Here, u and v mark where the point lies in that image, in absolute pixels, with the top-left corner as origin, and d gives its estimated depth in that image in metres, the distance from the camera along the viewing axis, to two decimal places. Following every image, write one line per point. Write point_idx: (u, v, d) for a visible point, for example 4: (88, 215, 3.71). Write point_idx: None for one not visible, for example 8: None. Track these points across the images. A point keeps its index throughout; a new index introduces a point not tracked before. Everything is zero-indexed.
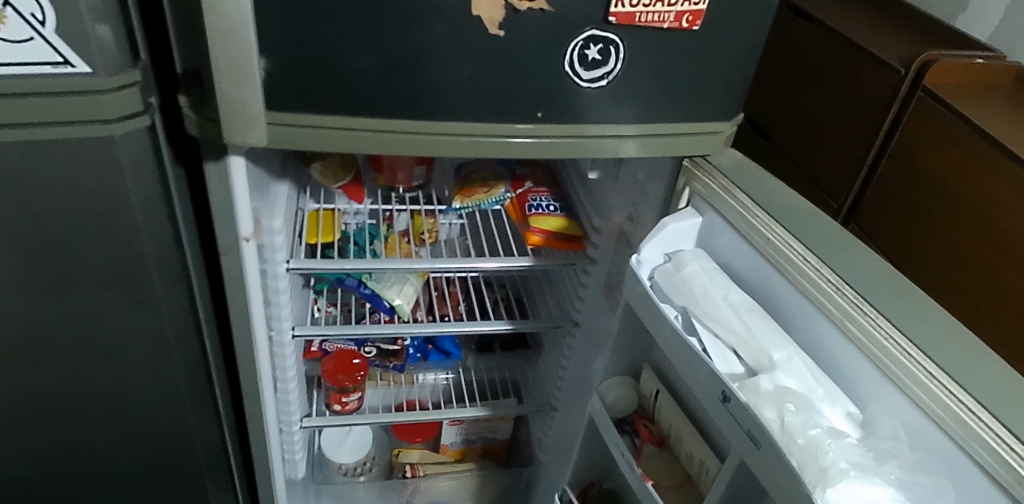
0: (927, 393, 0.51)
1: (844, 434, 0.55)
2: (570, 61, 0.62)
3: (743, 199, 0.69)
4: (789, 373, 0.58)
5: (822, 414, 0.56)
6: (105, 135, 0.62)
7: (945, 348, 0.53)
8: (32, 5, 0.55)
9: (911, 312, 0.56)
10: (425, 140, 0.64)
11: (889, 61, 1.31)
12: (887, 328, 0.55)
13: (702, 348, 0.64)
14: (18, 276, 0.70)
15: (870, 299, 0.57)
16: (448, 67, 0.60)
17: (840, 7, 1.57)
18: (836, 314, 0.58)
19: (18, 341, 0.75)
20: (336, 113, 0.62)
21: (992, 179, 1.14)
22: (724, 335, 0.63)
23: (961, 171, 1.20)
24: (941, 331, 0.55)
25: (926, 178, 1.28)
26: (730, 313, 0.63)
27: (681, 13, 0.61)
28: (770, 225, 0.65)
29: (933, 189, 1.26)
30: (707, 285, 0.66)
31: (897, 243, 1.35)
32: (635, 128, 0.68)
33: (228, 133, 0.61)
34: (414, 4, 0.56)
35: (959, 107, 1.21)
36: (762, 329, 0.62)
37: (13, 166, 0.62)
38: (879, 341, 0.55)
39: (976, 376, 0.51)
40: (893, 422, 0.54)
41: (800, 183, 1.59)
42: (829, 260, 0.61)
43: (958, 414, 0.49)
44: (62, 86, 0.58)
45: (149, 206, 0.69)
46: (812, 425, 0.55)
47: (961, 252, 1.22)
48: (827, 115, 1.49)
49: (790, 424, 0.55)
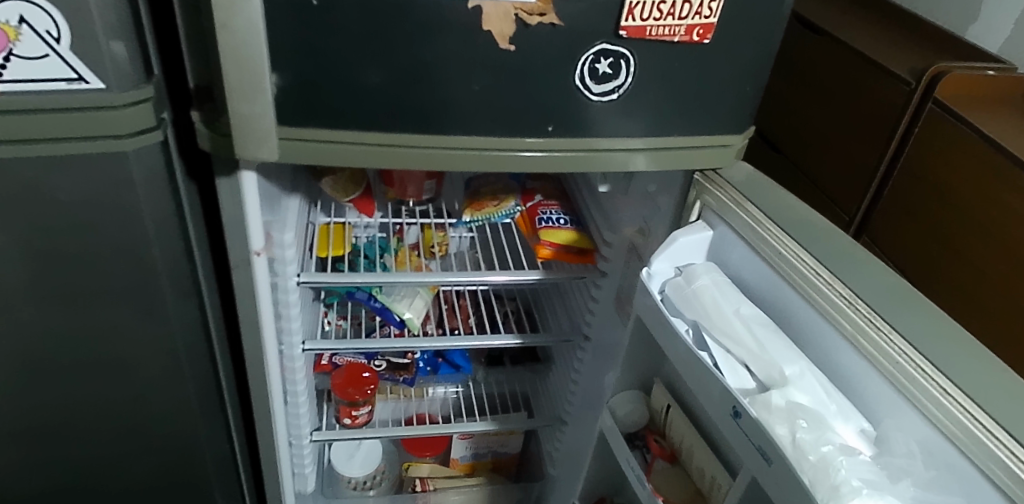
0: (939, 408, 0.50)
1: (857, 451, 0.54)
2: (581, 75, 0.62)
3: (754, 212, 0.68)
4: (802, 389, 0.57)
5: (835, 431, 0.55)
6: (118, 150, 0.63)
7: (959, 362, 0.52)
8: (47, 22, 0.55)
9: (928, 326, 0.56)
10: (436, 154, 0.64)
11: (900, 73, 1.30)
12: (899, 342, 0.54)
13: (714, 363, 0.63)
14: (32, 292, 0.70)
15: (882, 314, 0.56)
16: (459, 82, 0.60)
17: (850, 19, 1.56)
18: (849, 329, 0.58)
19: (30, 354, 0.75)
20: (348, 128, 0.62)
21: (995, 183, 1.15)
22: (735, 349, 0.62)
23: (966, 179, 1.20)
24: (955, 344, 0.54)
25: (937, 189, 1.27)
26: (742, 327, 0.63)
27: (691, 26, 0.61)
28: (780, 238, 0.65)
29: (939, 197, 1.26)
30: (719, 299, 0.65)
31: (907, 250, 1.34)
32: (648, 141, 0.68)
33: (240, 148, 0.61)
34: (425, 18, 0.57)
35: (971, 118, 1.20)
36: (776, 344, 0.61)
37: (27, 181, 0.63)
38: (892, 357, 0.54)
39: (991, 387, 0.50)
40: (907, 438, 0.53)
41: (812, 195, 1.58)
42: (841, 273, 0.61)
43: (971, 431, 0.48)
44: (78, 102, 0.59)
45: (162, 221, 0.70)
46: (824, 441, 0.54)
47: (966, 255, 1.22)
48: (838, 126, 1.48)
49: (802, 440, 0.54)
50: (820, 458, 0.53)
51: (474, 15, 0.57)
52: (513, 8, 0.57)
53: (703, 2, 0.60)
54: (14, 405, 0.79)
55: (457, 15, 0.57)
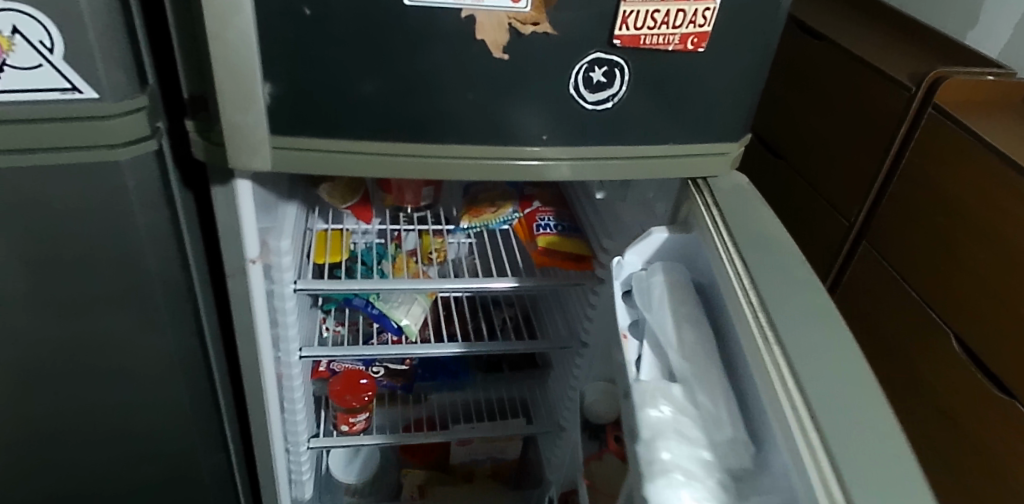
0: (785, 425, 0.48)
1: (706, 447, 0.54)
2: (575, 83, 0.62)
3: (716, 216, 0.68)
4: (700, 387, 0.57)
5: (701, 427, 0.55)
6: (112, 160, 0.63)
7: (828, 383, 0.49)
8: (41, 33, 0.55)
9: (823, 346, 0.52)
10: (432, 163, 0.64)
11: (900, 79, 1.30)
12: (778, 352, 0.52)
13: (638, 353, 0.64)
14: (27, 302, 0.70)
15: (778, 323, 0.54)
16: (453, 92, 0.60)
17: (848, 24, 1.56)
18: (745, 335, 0.55)
19: (24, 363, 0.75)
20: (342, 137, 0.62)
21: (993, 188, 1.14)
22: (659, 340, 0.63)
23: (965, 184, 1.19)
24: (848, 373, 0.50)
25: (940, 198, 1.25)
26: (672, 323, 0.63)
27: (686, 35, 0.61)
28: (725, 243, 0.64)
29: (939, 204, 1.25)
30: (667, 296, 0.65)
31: (909, 257, 1.32)
32: (613, 150, 0.67)
33: (233, 158, 0.61)
34: (419, 28, 0.56)
35: (969, 122, 1.19)
36: (692, 342, 0.61)
37: (23, 191, 0.63)
38: (767, 366, 0.52)
39: (849, 417, 0.46)
40: (775, 456, 0.52)
41: (811, 201, 1.57)
42: (766, 279, 0.58)
43: (800, 455, 0.46)
44: (71, 112, 0.59)
45: (156, 231, 0.70)
46: (674, 428, 0.54)
47: (965, 262, 1.20)
48: (837, 131, 1.48)
49: (648, 416, 0.55)
50: (658, 436, 0.54)
51: (468, 24, 0.57)
52: (507, 17, 0.57)
53: (697, 10, 0.60)
54: (8, 414, 0.79)
55: (450, 25, 0.57)
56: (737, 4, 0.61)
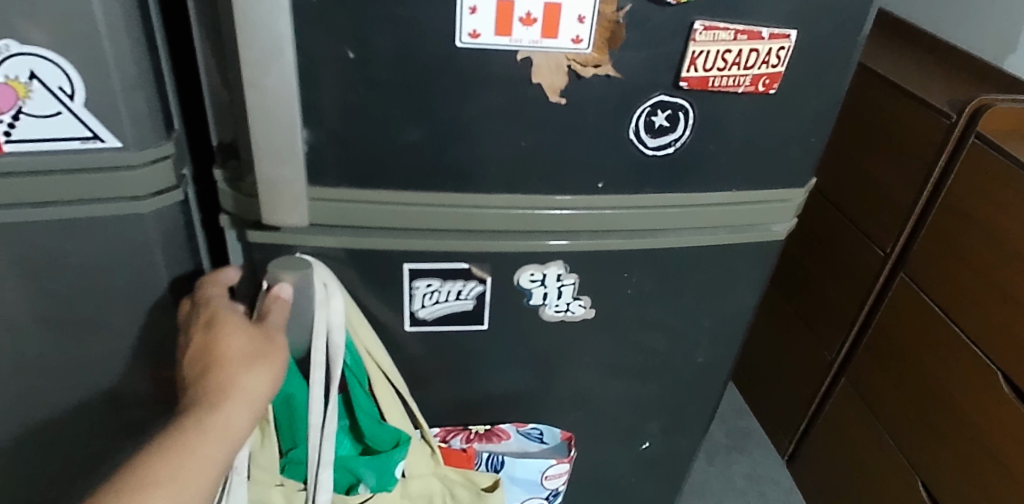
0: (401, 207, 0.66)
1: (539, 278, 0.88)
2: (635, 128, 0.57)
3: None
4: None
5: None
6: (134, 213, 0.58)
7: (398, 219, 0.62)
8: (61, 78, 0.50)
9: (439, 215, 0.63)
10: (475, 214, 0.59)
11: (937, 105, 1.08)
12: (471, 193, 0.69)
13: None
14: (34, 365, 0.64)
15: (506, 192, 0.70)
16: (503, 138, 0.56)
17: (876, 37, 1.34)
18: None
19: (27, 428, 0.68)
20: (383, 188, 0.57)
21: (1010, 198, 0.96)
22: None
23: (984, 194, 1.01)
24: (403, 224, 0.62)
25: (966, 217, 1.05)
26: None
27: (757, 77, 0.56)
28: None
29: (955, 215, 1.07)
30: None
31: (922, 271, 1.15)
32: (671, 198, 0.62)
33: (267, 213, 0.56)
34: (471, 71, 0.52)
35: (999, 142, 0.99)
36: None
37: (36, 246, 0.57)
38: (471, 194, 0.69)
39: None
40: None
41: (832, 226, 1.35)
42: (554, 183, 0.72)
43: None
44: (91, 162, 0.54)
45: (180, 283, 0.64)
46: None
47: (985, 279, 1.02)
48: (862, 153, 1.26)
49: None
50: None
51: (524, 66, 0.52)
52: (566, 59, 0.52)
53: (770, 50, 0.55)
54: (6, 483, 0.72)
55: (507, 67, 0.52)
56: (812, 43, 0.56)
